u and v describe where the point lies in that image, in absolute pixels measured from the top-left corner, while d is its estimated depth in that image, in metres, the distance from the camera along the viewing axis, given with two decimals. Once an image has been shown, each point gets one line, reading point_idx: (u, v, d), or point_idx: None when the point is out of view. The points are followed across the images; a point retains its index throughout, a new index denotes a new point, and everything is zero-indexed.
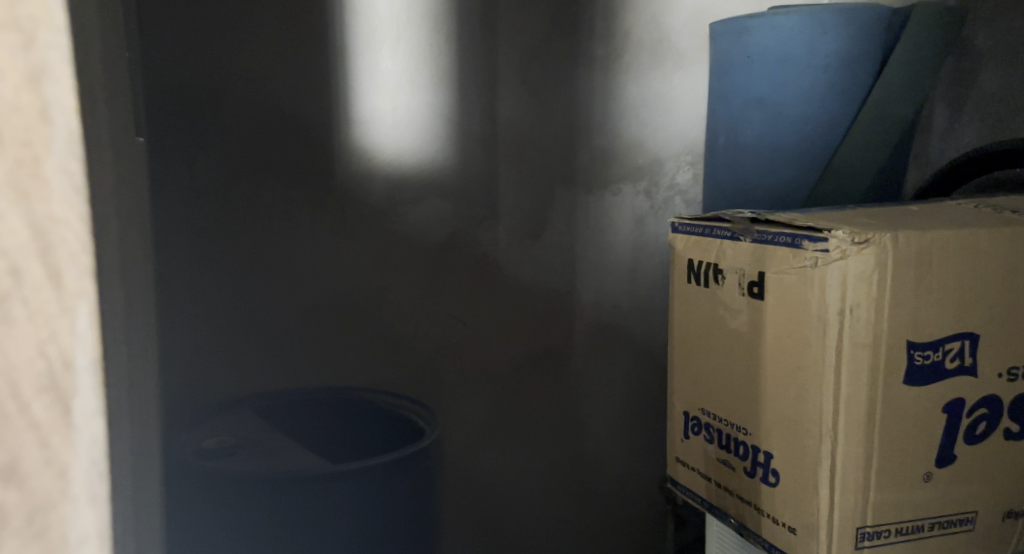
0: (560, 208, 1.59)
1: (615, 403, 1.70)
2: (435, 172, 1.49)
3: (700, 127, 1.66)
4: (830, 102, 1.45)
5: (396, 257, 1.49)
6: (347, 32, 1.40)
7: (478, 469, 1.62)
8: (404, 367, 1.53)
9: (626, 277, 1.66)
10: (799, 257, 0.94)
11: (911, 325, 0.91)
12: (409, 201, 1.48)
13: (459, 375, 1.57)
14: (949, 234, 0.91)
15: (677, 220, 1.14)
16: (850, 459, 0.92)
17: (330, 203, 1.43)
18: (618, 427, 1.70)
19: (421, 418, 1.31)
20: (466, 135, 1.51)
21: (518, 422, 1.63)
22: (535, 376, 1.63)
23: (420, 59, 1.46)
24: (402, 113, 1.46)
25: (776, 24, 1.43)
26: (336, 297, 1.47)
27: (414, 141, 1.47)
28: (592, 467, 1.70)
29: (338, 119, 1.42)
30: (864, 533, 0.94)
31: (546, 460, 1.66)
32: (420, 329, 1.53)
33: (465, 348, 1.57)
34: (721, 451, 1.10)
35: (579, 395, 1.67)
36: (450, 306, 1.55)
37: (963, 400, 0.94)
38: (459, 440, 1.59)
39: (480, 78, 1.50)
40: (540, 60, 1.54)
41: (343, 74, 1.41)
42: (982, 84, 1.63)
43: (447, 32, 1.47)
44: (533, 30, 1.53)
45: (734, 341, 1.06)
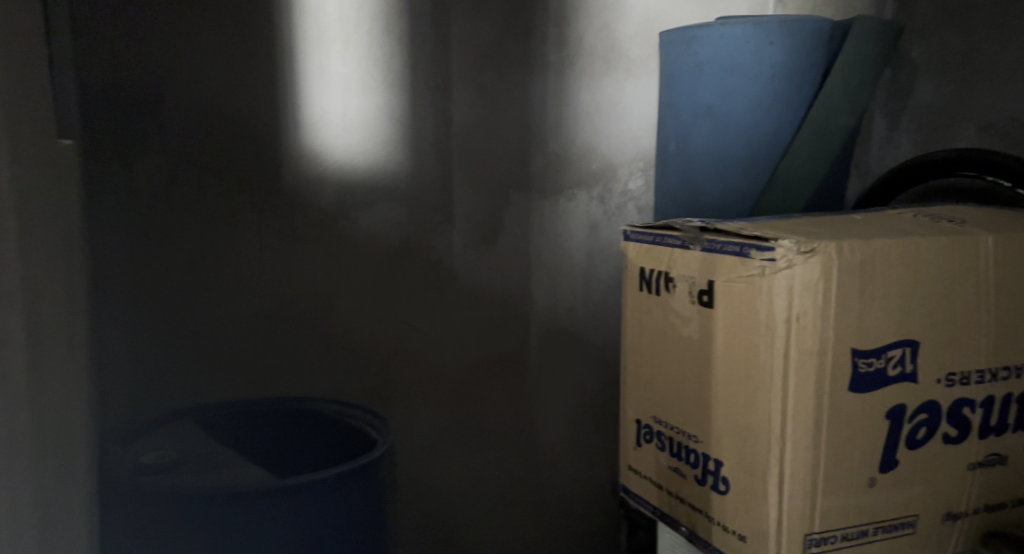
0: (514, 214, 1.59)
1: (570, 409, 1.70)
2: (388, 176, 1.48)
3: (652, 134, 1.67)
4: (777, 110, 1.47)
5: (347, 262, 1.47)
6: (296, 33, 1.38)
7: (431, 479, 1.59)
8: (356, 375, 1.51)
9: (579, 285, 1.66)
10: (747, 266, 0.95)
11: (855, 332, 0.92)
12: (360, 206, 1.46)
13: (413, 382, 1.55)
14: (890, 243, 0.93)
15: (629, 228, 1.14)
16: (799, 465, 0.93)
17: (278, 208, 1.41)
18: (572, 433, 1.70)
19: (372, 429, 1.29)
20: (419, 139, 1.49)
21: (472, 428, 1.62)
22: (490, 382, 1.62)
23: (372, 62, 1.44)
24: (354, 116, 1.44)
25: (723, 34, 1.44)
26: (286, 303, 1.44)
27: (365, 144, 1.45)
28: (547, 474, 1.70)
29: (287, 122, 1.39)
30: (812, 540, 0.95)
31: (501, 466, 1.65)
32: (372, 336, 1.51)
33: (419, 356, 1.55)
34: (673, 459, 1.11)
35: (534, 401, 1.66)
36: (403, 313, 1.53)
37: (904, 407, 0.96)
38: (412, 449, 1.57)
39: (433, 82, 1.49)
40: (494, 64, 1.53)
41: (292, 76, 1.39)
42: (920, 94, 1.67)
43: (399, 35, 1.45)
44: (487, 34, 1.52)
45: (685, 349, 1.07)
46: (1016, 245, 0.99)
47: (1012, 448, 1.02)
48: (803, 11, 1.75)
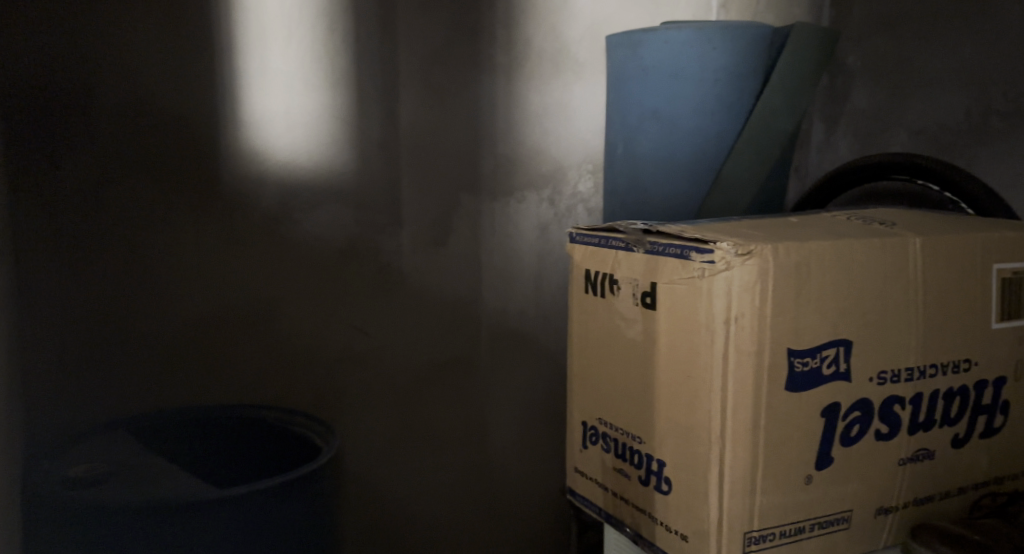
0: (464, 216, 1.58)
1: (519, 412, 1.70)
2: (333, 176, 1.46)
3: (600, 136, 1.68)
4: (721, 114, 1.50)
5: (290, 265, 1.45)
6: (237, 30, 1.36)
7: (378, 484, 1.58)
8: (302, 380, 1.48)
9: (528, 287, 1.67)
10: (688, 268, 0.96)
11: (792, 332, 0.94)
12: (305, 207, 1.44)
13: (360, 386, 1.54)
14: (824, 245, 0.95)
15: (575, 230, 1.14)
16: (738, 463, 0.94)
17: (218, 210, 1.38)
18: (521, 435, 1.71)
19: (316, 436, 1.27)
20: (366, 139, 1.48)
21: (420, 432, 1.60)
22: (440, 385, 1.61)
23: (317, 60, 1.43)
24: (297, 115, 1.42)
25: (668, 39, 1.46)
26: (227, 307, 1.41)
27: (309, 144, 1.43)
28: (497, 477, 1.69)
29: (228, 121, 1.37)
30: (751, 537, 0.96)
31: (450, 470, 1.65)
32: (318, 340, 1.49)
33: (366, 359, 1.54)
34: (618, 460, 1.12)
35: (484, 403, 1.66)
36: (350, 316, 1.51)
37: (839, 405, 0.98)
38: (359, 454, 1.55)
39: (380, 81, 1.48)
40: (441, 64, 1.53)
41: (233, 74, 1.37)
42: (856, 99, 1.72)
43: (344, 34, 1.44)
44: (434, 34, 1.51)
45: (629, 351, 1.07)
46: (944, 246, 1.02)
47: (942, 443, 1.06)
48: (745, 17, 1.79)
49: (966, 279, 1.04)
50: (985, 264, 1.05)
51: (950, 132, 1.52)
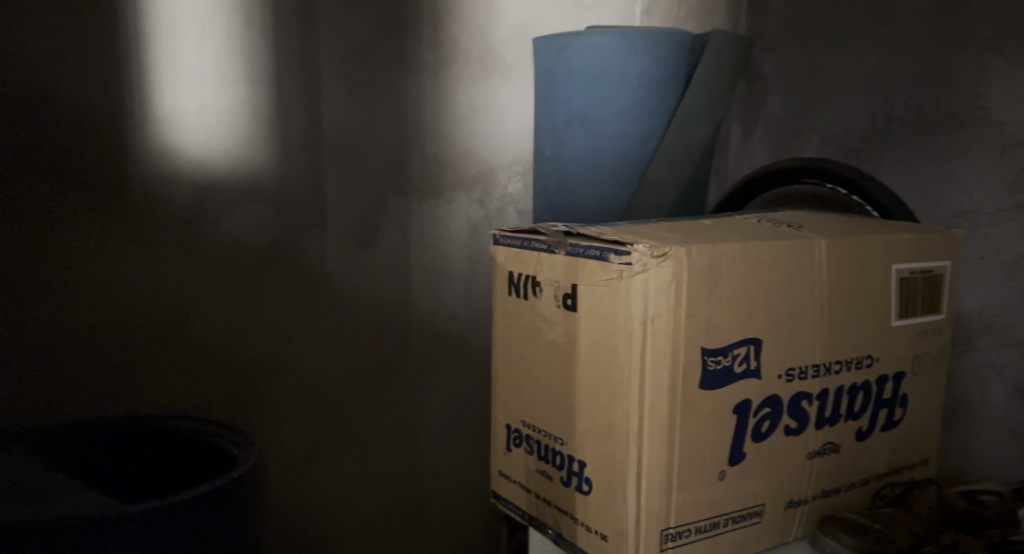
0: (392, 217, 1.53)
1: (448, 416, 1.66)
2: (252, 176, 1.38)
3: (529, 138, 1.68)
4: (643, 119, 1.52)
5: (205, 268, 1.37)
6: (144, 21, 1.28)
7: (303, 499, 1.50)
8: (219, 391, 1.39)
9: (459, 288, 1.64)
10: (607, 270, 0.97)
11: (704, 333, 0.96)
12: (221, 207, 1.36)
13: (283, 395, 1.46)
14: (735, 247, 0.97)
15: (498, 232, 1.13)
16: (655, 463, 0.96)
17: (124, 211, 1.29)
18: (451, 439, 1.67)
19: (234, 445, 1.24)
20: (288, 137, 1.41)
21: (347, 441, 1.54)
22: (369, 390, 1.56)
23: (233, 54, 1.35)
24: (212, 110, 1.34)
25: (592, 43, 1.48)
26: (135, 314, 1.32)
27: (225, 141, 1.36)
28: (426, 483, 1.65)
29: (136, 116, 1.29)
30: (668, 535, 0.98)
31: (379, 478, 1.59)
32: (236, 348, 1.41)
33: (287, 367, 1.46)
34: (541, 462, 1.11)
35: (413, 407, 1.62)
36: (272, 322, 1.44)
37: (749, 402, 1.01)
38: (281, 467, 1.47)
39: (301, 77, 1.41)
40: (365, 61, 1.47)
41: (140, 67, 1.29)
42: (771, 105, 1.78)
43: (261, 27, 1.37)
44: (357, 30, 1.45)
45: (550, 352, 1.07)
46: (847, 247, 1.06)
47: (847, 436, 1.10)
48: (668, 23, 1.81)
49: (869, 279, 1.08)
50: (885, 265, 1.09)
51: (857, 138, 1.59)
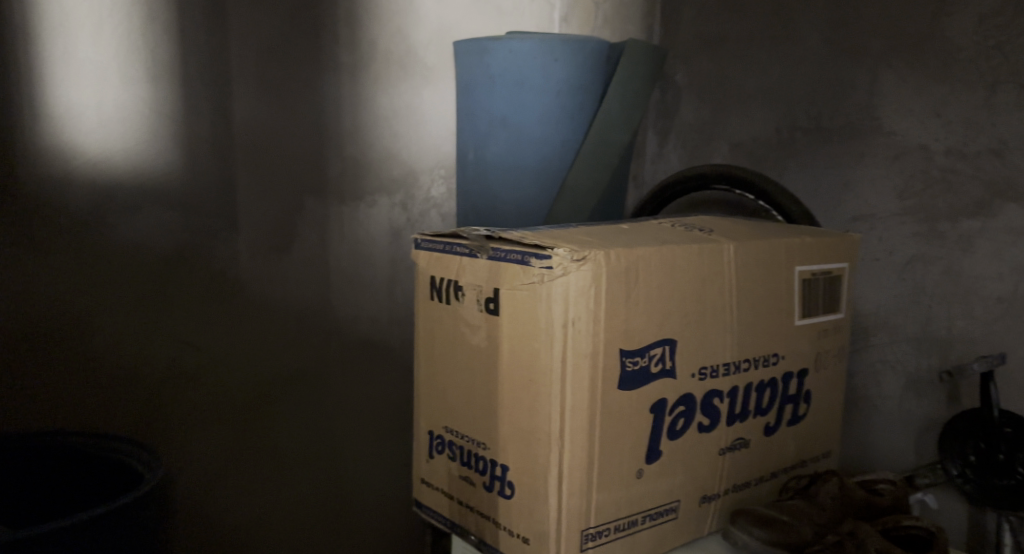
0: (309, 221, 1.44)
1: (368, 421, 1.60)
2: (156, 179, 1.28)
3: (451, 141, 1.62)
4: (563, 124, 1.55)
5: (105, 276, 1.26)
6: (33, 10, 1.17)
7: (215, 514, 1.41)
8: (122, 404, 1.29)
9: (382, 291, 1.57)
10: (528, 274, 0.98)
11: (622, 334, 0.99)
12: (123, 211, 1.26)
13: (194, 408, 1.36)
14: (651, 250, 1.01)
15: (420, 236, 1.13)
16: (575, 464, 0.98)
17: (14, 214, 1.18)
18: (372, 445, 1.61)
19: (137, 460, 1.17)
20: (195, 137, 1.31)
21: (264, 451, 1.46)
22: (284, 399, 1.47)
23: (135, 50, 1.24)
24: (112, 108, 1.23)
25: (513, 48, 1.48)
26: (28, 323, 1.21)
27: (126, 141, 1.25)
28: (347, 491, 1.59)
29: (27, 114, 1.18)
30: (588, 535, 1.01)
31: (297, 489, 1.51)
32: (141, 358, 1.30)
33: (199, 379, 1.36)
34: (462, 468, 1.11)
35: (332, 415, 1.54)
36: (182, 330, 1.34)
37: (665, 401, 1.04)
38: (191, 481, 1.37)
39: (208, 75, 1.31)
40: (278, 59, 1.38)
41: (30, 60, 1.17)
42: (683, 113, 1.87)
43: (167, 22, 1.26)
44: (270, 28, 1.36)
45: (473, 357, 1.08)
46: (754, 251, 1.11)
47: (755, 432, 1.15)
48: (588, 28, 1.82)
49: (775, 280, 1.13)
50: (789, 267, 1.15)
51: (763, 145, 1.71)
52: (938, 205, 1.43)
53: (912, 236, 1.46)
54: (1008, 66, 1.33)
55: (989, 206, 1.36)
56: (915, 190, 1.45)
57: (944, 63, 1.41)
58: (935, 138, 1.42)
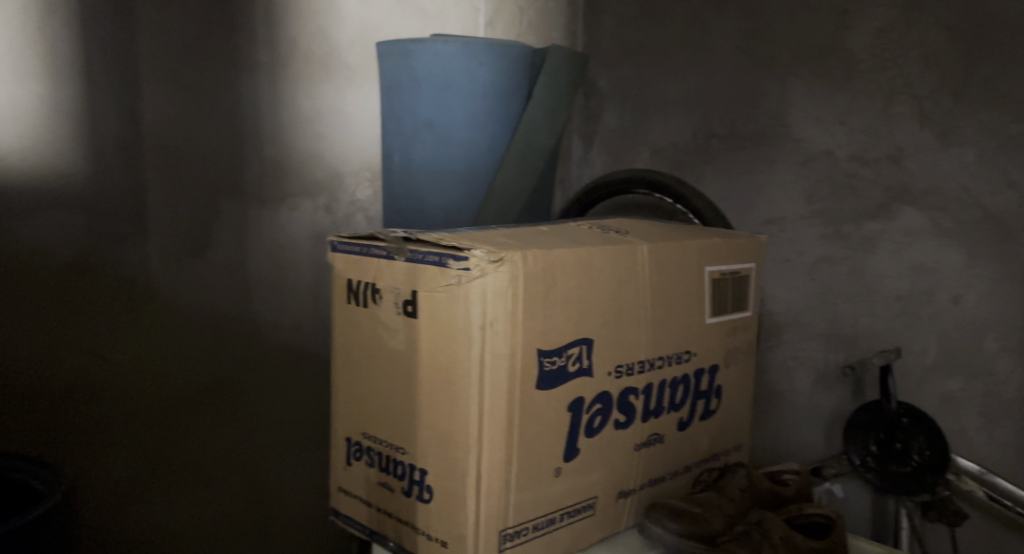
0: (225, 226, 1.35)
1: (295, 437, 1.49)
2: (56, 181, 1.18)
3: (377, 143, 1.56)
4: (490, 127, 1.54)
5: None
6: None
7: (124, 533, 1.28)
8: (18, 416, 1.17)
9: (307, 296, 1.47)
10: (445, 275, 0.99)
11: (540, 334, 1.00)
12: (18, 213, 1.15)
13: (100, 419, 1.24)
14: (568, 251, 1.02)
15: (336, 238, 1.12)
16: (494, 464, 0.99)
17: None
18: (295, 464, 1.49)
19: (38, 481, 1.11)
20: (99, 137, 1.21)
21: (180, 466, 1.34)
22: (198, 414, 1.35)
23: (28, 44, 1.15)
24: (6, 105, 1.14)
25: (437, 50, 1.45)
26: None
27: (22, 140, 1.15)
28: (271, 509, 1.47)
29: None
30: (506, 535, 1.01)
31: (217, 505, 1.39)
32: (41, 367, 1.18)
33: (106, 389, 1.25)
34: (381, 474, 1.11)
35: (256, 429, 1.43)
36: (87, 336, 1.22)
37: (582, 399, 1.06)
38: (97, 498, 1.25)
39: (114, 73, 1.22)
40: (191, 57, 1.29)
41: None
42: (607, 120, 1.91)
43: (64, 16, 1.17)
44: (182, 24, 1.28)
45: (391, 361, 1.07)
46: (667, 252, 1.14)
47: (670, 427, 1.18)
48: (518, 33, 1.80)
49: (688, 280, 1.17)
50: (700, 267, 1.18)
51: (682, 151, 1.78)
52: (842, 209, 1.54)
53: (819, 238, 1.57)
54: (902, 78, 1.46)
55: (888, 209, 1.49)
56: (822, 194, 1.57)
57: (847, 75, 1.52)
58: (839, 145, 1.54)
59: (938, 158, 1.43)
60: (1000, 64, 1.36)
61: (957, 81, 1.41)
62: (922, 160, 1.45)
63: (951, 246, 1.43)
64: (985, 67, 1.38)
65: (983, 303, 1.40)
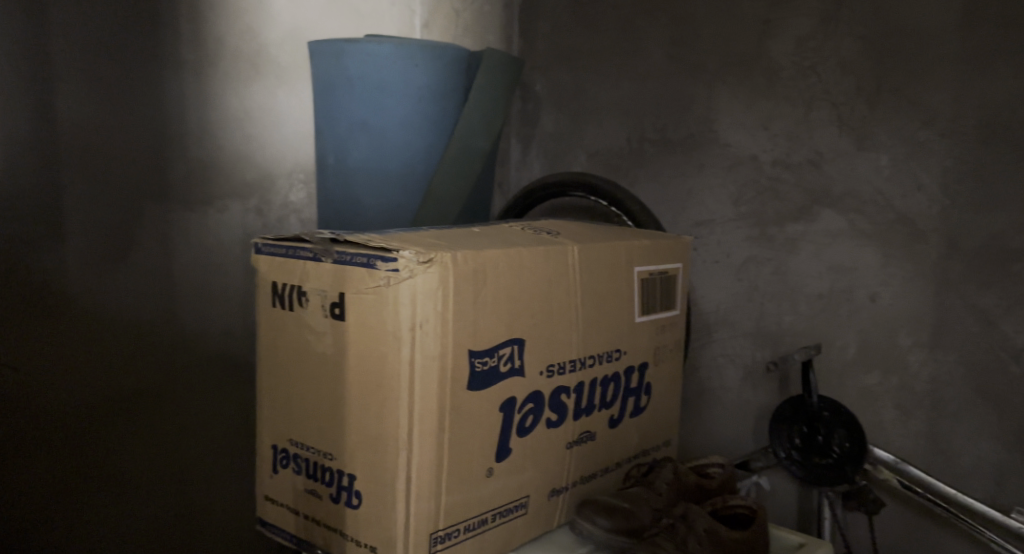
0: (149, 228, 1.31)
1: (221, 448, 1.44)
2: None
3: (310, 144, 1.54)
4: (425, 129, 1.55)
5: None
6: None
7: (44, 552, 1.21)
8: None
9: (236, 301, 1.43)
10: (374, 277, 0.98)
11: (470, 335, 1.00)
12: None
13: (16, 432, 1.18)
14: (499, 252, 1.03)
15: (260, 240, 1.10)
16: (425, 466, 0.98)
17: None
18: (227, 473, 1.45)
19: None
20: (11, 137, 1.15)
21: (105, 479, 1.27)
22: (124, 424, 1.29)
23: None
24: None
25: (371, 51, 1.45)
26: None
27: None
28: (201, 521, 1.42)
29: None
30: (437, 537, 1.01)
31: (144, 519, 1.33)
32: None
33: (22, 400, 1.18)
34: (308, 481, 1.09)
35: (181, 440, 1.37)
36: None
37: (514, 399, 1.07)
38: (13, 516, 1.18)
39: (27, 71, 1.16)
40: (110, 54, 1.24)
41: None
42: (544, 123, 1.93)
43: None
44: (100, 20, 1.23)
45: (318, 364, 1.06)
46: (596, 252, 1.15)
47: (601, 425, 1.19)
48: (455, 34, 1.79)
49: (617, 281, 1.18)
50: (629, 267, 1.20)
51: (617, 154, 1.80)
52: (767, 211, 1.59)
53: (746, 240, 1.61)
54: (821, 85, 1.51)
55: (810, 211, 1.54)
56: (747, 197, 1.61)
57: (771, 83, 1.57)
58: (763, 149, 1.58)
59: (855, 162, 1.48)
60: (909, 73, 1.42)
61: (871, 89, 1.46)
62: (840, 164, 1.50)
63: (868, 247, 1.48)
64: (897, 76, 1.44)
65: (897, 301, 1.45)
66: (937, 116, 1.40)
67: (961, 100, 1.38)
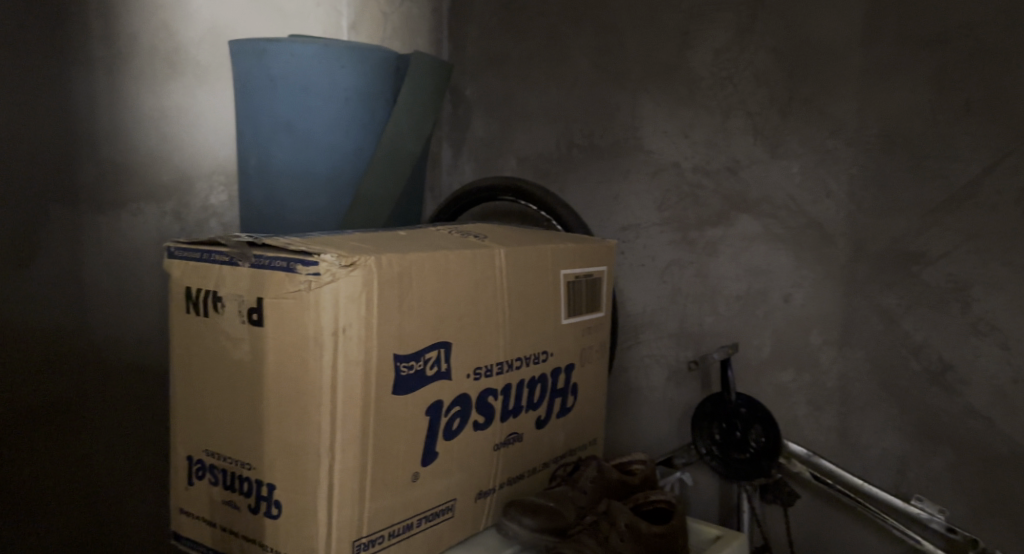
0: (57, 233, 1.26)
1: (139, 459, 1.40)
2: None
3: (231, 146, 1.50)
4: (352, 132, 1.54)
5: None
6: None
7: None
8: None
9: (153, 308, 1.40)
10: (294, 281, 0.97)
11: (396, 338, 1.01)
12: None
13: None
14: (424, 255, 1.03)
15: (174, 244, 1.09)
16: (347, 472, 0.98)
17: None
18: (145, 485, 1.41)
19: None
20: None
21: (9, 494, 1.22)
22: (32, 437, 1.25)
23: None
24: None
25: (295, 51, 1.43)
26: None
27: None
28: (116, 536, 1.37)
29: None
30: (360, 544, 1.01)
31: (54, 534, 1.28)
32: None
33: None
34: (225, 492, 1.07)
35: (95, 452, 1.33)
36: None
37: (440, 403, 1.07)
38: None
39: None
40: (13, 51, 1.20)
41: None
42: (475, 128, 1.94)
43: None
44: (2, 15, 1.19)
45: (235, 372, 1.04)
46: (522, 255, 1.16)
47: (527, 427, 1.21)
48: (384, 37, 1.78)
49: (542, 284, 1.20)
50: (554, 270, 1.22)
51: (546, 160, 1.83)
52: (688, 216, 1.63)
53: (669, 244, 1.66)
54: (737, 95, 1.56)
55: (728, 216, 1.59)
56: (671, 203, 1.65)
57: (691, 91, 1.61)
58: (685, 156, 1.63)
59: (769, 169, 1.54)
60: (818, 84, 1.48)
61: (783, 99, 1.52)
62: (756, 171, 1.55)
63: (782, 251, 1.53)
64: (807, 86, 1.50)
65: (809, 302, 1.51)
66: (844, 125, 1.46)
67: (864, 110, 1.45)
